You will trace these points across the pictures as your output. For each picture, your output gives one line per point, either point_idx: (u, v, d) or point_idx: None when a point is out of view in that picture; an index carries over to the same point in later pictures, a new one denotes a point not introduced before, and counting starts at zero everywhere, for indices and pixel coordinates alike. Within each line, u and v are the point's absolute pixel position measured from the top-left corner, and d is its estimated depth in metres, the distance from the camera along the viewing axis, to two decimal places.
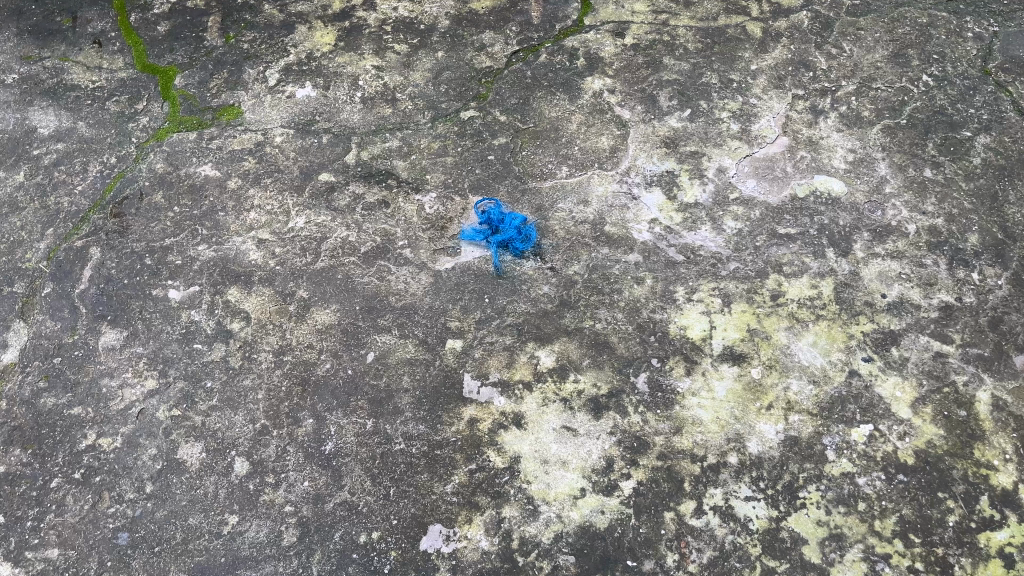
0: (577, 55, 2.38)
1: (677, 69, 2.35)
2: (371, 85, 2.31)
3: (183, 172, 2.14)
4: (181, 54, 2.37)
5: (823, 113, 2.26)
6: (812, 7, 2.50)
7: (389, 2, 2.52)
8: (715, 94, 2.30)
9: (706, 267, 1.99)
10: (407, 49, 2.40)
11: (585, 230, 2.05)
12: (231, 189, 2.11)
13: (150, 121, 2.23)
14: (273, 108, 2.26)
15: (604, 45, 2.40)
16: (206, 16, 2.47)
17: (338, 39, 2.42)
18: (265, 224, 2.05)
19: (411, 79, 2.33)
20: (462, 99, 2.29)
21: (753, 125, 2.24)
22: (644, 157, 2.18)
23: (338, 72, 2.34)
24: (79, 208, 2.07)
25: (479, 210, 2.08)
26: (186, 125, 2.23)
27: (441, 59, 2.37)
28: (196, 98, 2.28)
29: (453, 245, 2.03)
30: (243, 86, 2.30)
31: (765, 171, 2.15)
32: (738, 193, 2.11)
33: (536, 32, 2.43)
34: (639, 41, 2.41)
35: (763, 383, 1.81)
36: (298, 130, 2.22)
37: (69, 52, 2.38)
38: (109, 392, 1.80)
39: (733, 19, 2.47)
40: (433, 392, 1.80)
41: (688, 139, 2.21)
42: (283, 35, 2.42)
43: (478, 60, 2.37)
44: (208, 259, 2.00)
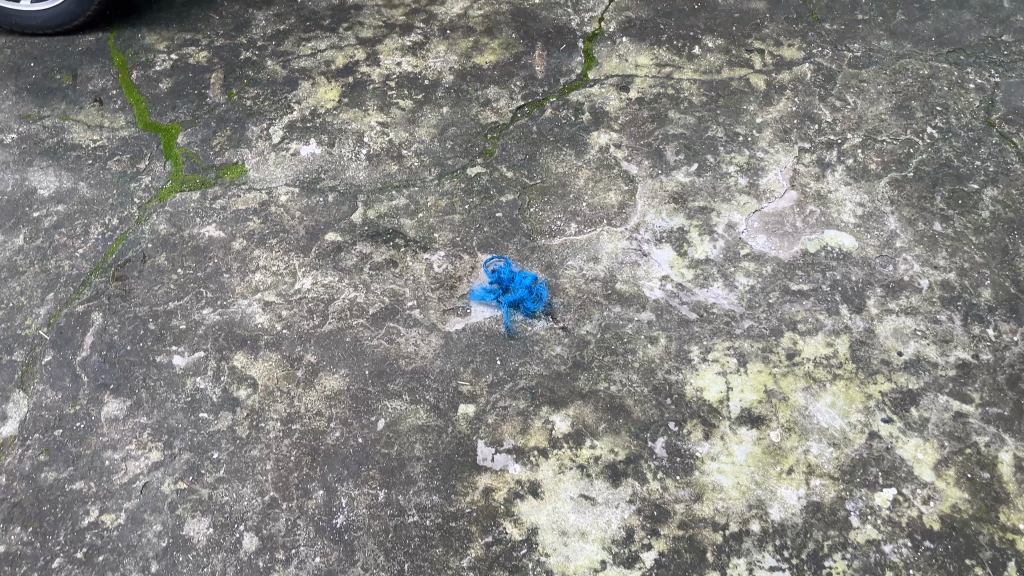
0: (582, 109, 2.37)
1: (682, 123, 2.34)
2: (376, 142, 2.29)
3: (187, 233, 2.10)
4: (184, 111, 2.35)
5: (830, 166, 2.26)
6: (814, 59, 2.49)
7: (392, 56, 2.49)
8: (721, 148, 2.29)
9: (720, 325, 1.96)
10: (411, 104, 2.37)
11: (596, 288, 2.02)
12: (235, 251, 2.08)
13: (153, 180, 2.20)
14: (277, 166, 2.24)
15: (610, 99, 2.39)
16: (208, 72, 2.43)
17: (341, 94, 2.39)
18: (271, 286, 2.02)
19: (416, 135, 2.31)
20: (468, 155, 2.27)
21: (761, 179, 2.23)
22: (653, 213, 2.16)
23: (343, 129, 2.32)
24: (81, 272, 2.03)
25: (488, 269, 2.05)
26: (189, 184, 2.20)
27: (446, 115, 2.35)
28: (198, 156, 2.25)
29: (462, 304, 1.99)
30: (246, 144, 2.28)
31: (775, 227, 2.14)
32: (749, 249, 2.09)
33: (541, 87, 2.42)
34: (644, 94, 2.40)
35: (783, 447, 1.78)
36: (303, 188, 2.20)
37: (69, 110, 2.34)
38: (112, 465, 1.74)
39: (737, 71, 2.46)
40: (447, 461, 1.76)
41: (696, 194, 2.20)
42: (286, 91, 2.39)
43: (483, 116, 2.35)
44: (213, 323, 1.96)
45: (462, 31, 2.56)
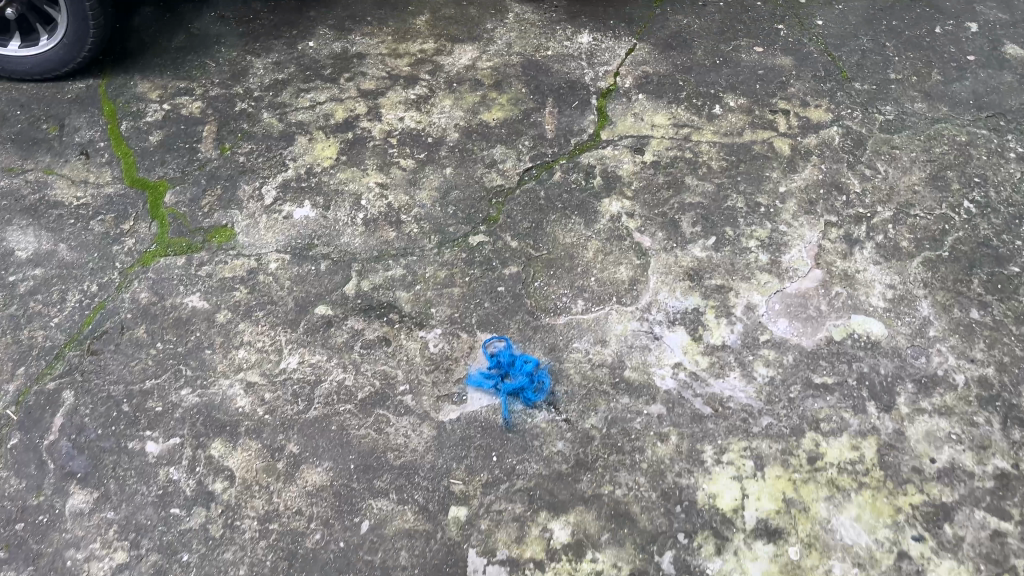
0: (594, 174, 2.23)
1: (700, 191, 2.20)
2: (375, 205, 2.17)
3: (169, 303, 1.98)
4: (173, 167, 2.23)
5: (858, 243, 2.10)
6: (843, 122, 2.34)
7: (395, 110, 2.36)
8: (742, 220, 2.14)
9: (736, 422, 1.81)
10: (413, 164, 2.24)
11: (603, 375, 1.87)
12: (219, 323, 1.95)
13: (137, 243, 2.09)
14: (268, 230, 2.11)
15: (623, 163, 2.25)
16: (201, 124, 2.32)
17: (339, 152, 2.26)
18: (255, 364, 1.89)
19: (417, 199, 2.18)
20: (471, 222, 2.14)
21: (784, 256, 2.08)
22: (667, 291, 2.01)
23: (339, 190, 2.19)
24: (55, 344, 1.91)
25: (487, 351, 1.91)
26: (175, 248, 2.08)
27: (449, 177, 2.22)
28: (186, 217, 2.14)
29: (458, 391, 1.85)
30: (237, 205, 2.16)
31: (797, 310, 1.98)
32: (769, 334, 1.94)
33: (550, 148, 2.28)
34: (659, 158, 2.26)
35: (803, 565, 1.60)
36: (295, 255, 2.07)
37: (54, 164, 2.23)
38: (74, 566, 1.60)
39: (760, 134, 2.32)
40: (434, 572, 1.59)
41: (713, 271, 2.05)
42: (281, 147, 2.27)
43: (489, 178, 2.22)
44: (191, 406, 1.83)
45: (470, 83, 2.42)
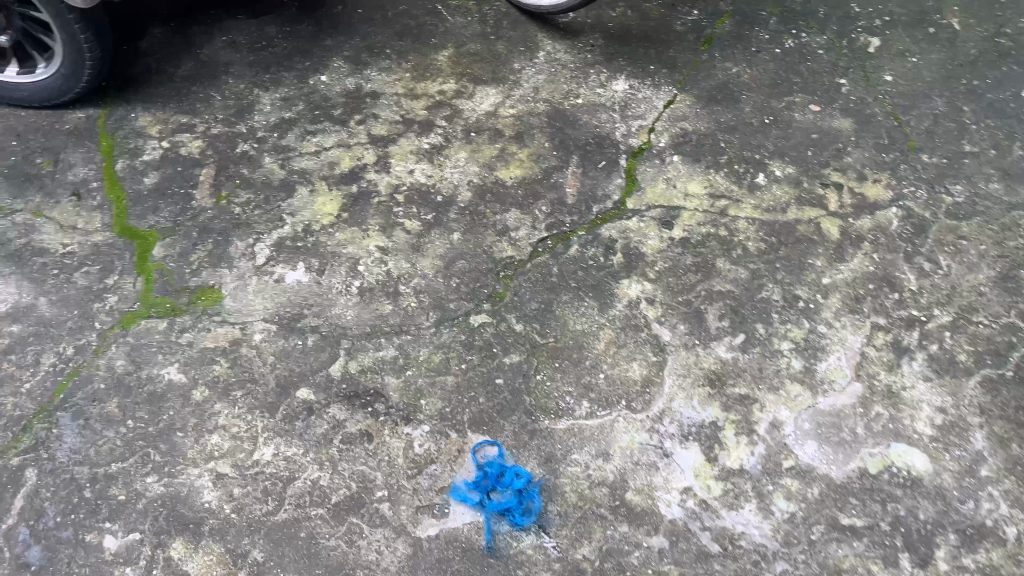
0: (614, 248, 2.02)
1: (732, 277, 1.97)
2: (372, 272, 1.99)
3: (145, 374, 1.85)
4: (165, 215, 2.10)
5: (908, 353, 1.86)
6: (904, 202, 2.08)
7: (405, 161, 2.18)
8: (775, 316, 1.91)
9: (746, 565, 1.59)
10: (419, 227, 2.06)
11: (601, 496, 1.68)
12: (195, 402, 1.82)
13: (119, 301, 1.96)
14: (256, 295, 1.97)
15: (648, 238, 2.03)
16: (199, 167, 2.18)
17: (341, 208, 2.09)
18: (227, 453, 1.75)
19: (419, 268, 2.00)
20: (475, 299, 1.95)
21: (820, 364, 1.85)
22: (682, 398, 1.80)
23: (336, 253, 2.02)
24: (23, 414, 1.80)
25: (477, 459, 1.73)
26: (158, 309, 1.95)
27: (456, 244, 2.03)
28: (173, 274, 2.00)
29: (440, 503, 1.68)
30: (228, 263, 2.02)
31: (829, 432, 1.76)
32: (794, 460, 1.73)
33: (570, 215, 2.07)
34: (690, 234, 2.04)
35: None
36: (282, 326, 1.92)
37: (44, 204, 2.11)
38: None
39: (806, 212, 2.07)
40: None
41: (737, 377, 1.83)
42: (280, 199, 2.11)
43: (498, 248, 2.03)
44: (156, 496, 1.70)
45: (489, 133, 2.23)
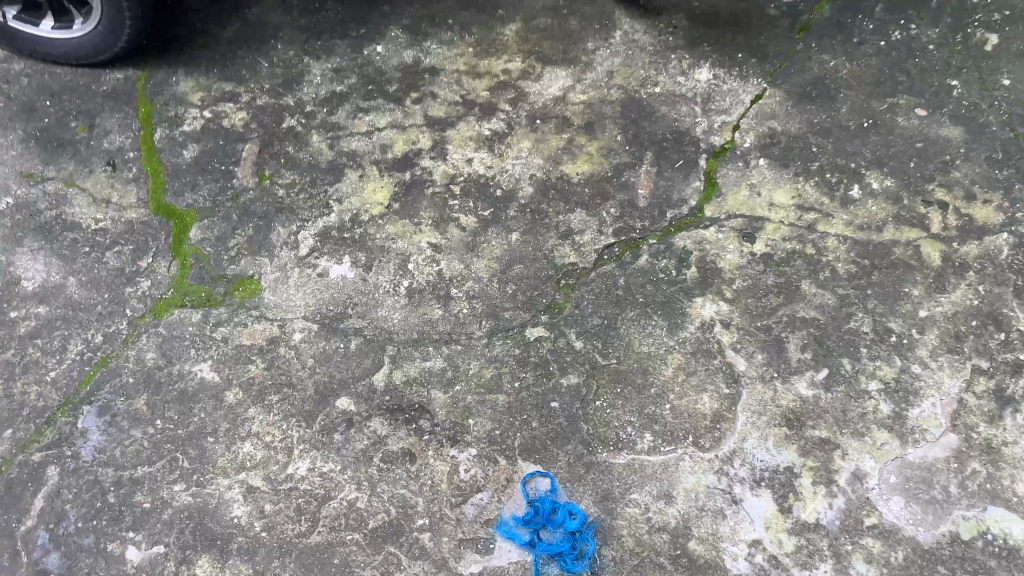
0: (688, 261, 1.83)
1: (817, 303, 1.78)
2: (423, 272, 1.84)
3: (176, 370, 1.73)
4: (204, 194, 1.95)
5: (1013, 404, 1.65)
6: (1017, 228, 1.84)
7: (463, 147, 2.00)
8: (864, 351, 1.72)
9: None
10: (475, 223, 1.89)
11: (661, 542, 1.54)
12: (228, 404, 1.70)
13: (152, 287, 1.83)
14: (297, 289, 1.82)
15: (727, 252, 1.85)
16: (242, 142, 2.03)
17: (392, 197, 1.93)
18: (260, 464, 1.64)
19: (473, 270, 1.84)
20: (532, 309, 1.80)
21: (912, 410, 1.66)
22: (756, 439, 1.64)
23: (385, 248, 1.87)
24: (47, 405, 1.70)
25: (526, 492, 1.59)
26: (192, 298, 1.82)
27: (514, 245, 1.87)
28: (210, 260, 1.86)
29: (485, 538, 1.56)
30: (268, 252, 1.87)
31: (918, 488, 1.57)
32: (876, 518, 1.56)
33: (641, 220, 1.89)
34: (773, 250, 1.84)
35: None
36: (324, 326, 1.78)
37: (77, 173, 1.98)
38: None
39: (905, 233, 1.85)
40: None
41: (818, 419, 1.66)
42: (327, 182, 1.96)
43: (560, 253, 1.86)
44: (183, 507, 1.59)
45: (556, 121, 2.04)
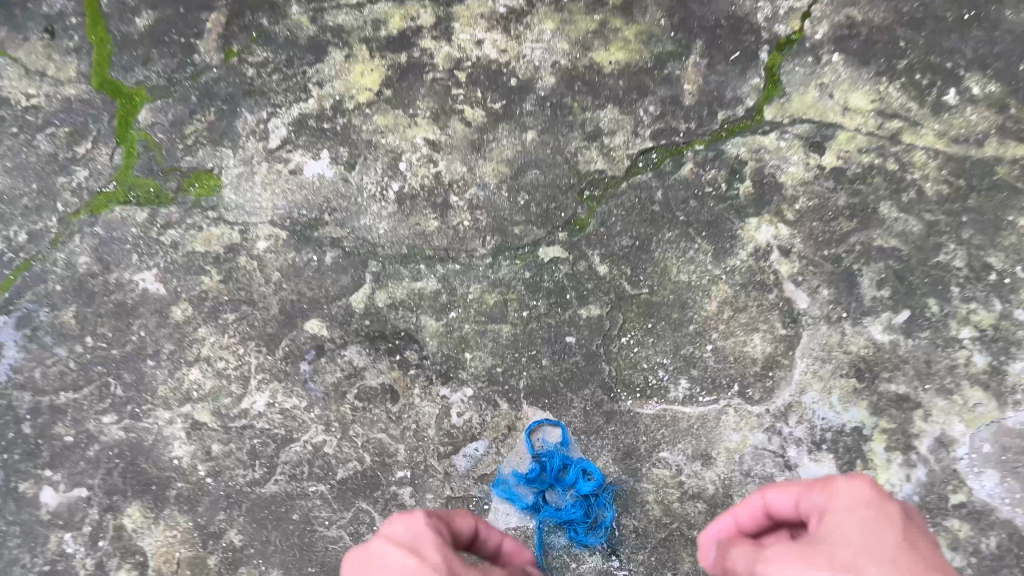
0: (743, 174, 1.48)
1: (899, 232, 1.43)
2: (416, 173, 1.50)
3: (112, 278, 1.43)
4: (159, 70, 1.57)
5: None
6: None
7: (472, 27, 1.56)
8: (957, 291, 1.38)
9: None
10: (482, 118, 1.53)
11: (697, 514, 1.30)
12: (173, 322, 1.40)
13: (90, 178, 1.51)
14: (267, 188, 1.50)
15: (789, 163, 1.48)
16: (207, 10, 1.58)
17: (384, 82, 1.55)
18: (209, 395, 1.35)
19: (477, 174, 1.50)
20: (547, 224, 1.47)
21: (1014, 364, 1.33)
22: (818, 392, 1.34)
23: (372, 142, 1.52)
24: None
25: (531, 447, 1.33)
26: (137, 193, 1.50)
27: (528, 146, 1.51)
28: (162, 150, 1.53)
29: (479, 498, 1.32)
30: (231, 142, 1.53)
31: (1016, 462, 1.28)
32: (965, 497, 1.29)
33: (685, 121, 1.51)
34: (847, 164, 1.48)
35: None
36: (294, 234, 1.47)
37: (7, 40, 1.57)
38: None
39: (1012, 150, 1.45)
40: None
41: (895, 370, 1.34)
42: (307, 62, 1.57)
43: (585, 157, 1.50)
44: (113, 443, 1.34)
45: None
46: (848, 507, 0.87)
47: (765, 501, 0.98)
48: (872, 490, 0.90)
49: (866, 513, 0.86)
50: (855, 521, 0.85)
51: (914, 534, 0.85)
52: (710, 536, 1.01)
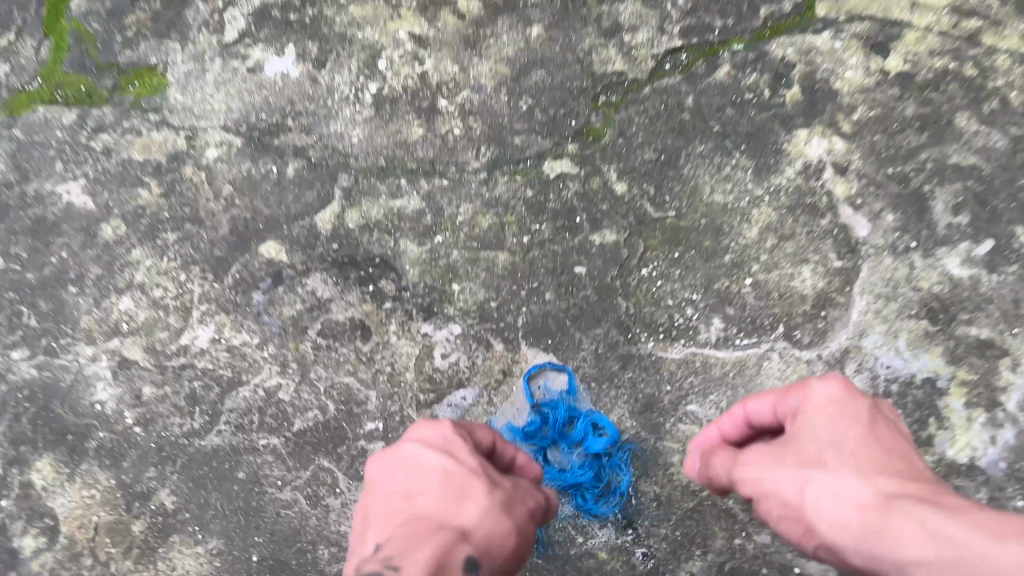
0: (791, 80, 1.20)
1: (983, 149, 1.15)
2: (396, 73, 1.23)
3: (32, 190, 1.21)
4: None
5: None
6: None
7: None
8: None
9: None
10: (476, 9, 1.24)
11: None
12: (101, 242, 1.17)
13: (11, 73, 1.26)
14: (219, 89, 1.23)
15: (847, 68, 1.20)
16: None
17: None
18: (141, 328, 1.12)
19: (471, 75, 1.22)
20: (554, 135, 1.20)
21: None
22: (881, 335, 1.10)
23: (343, 37, 1.24)
24: None
25: (531, 396, 1.10)
26: (65, 91, 1.24)
27: (532, 44, 1.23)
28: (96, 44, 1.25)
29: None
30: (178, 36, 1.25)
31: None
32: None
33: (721, 16, 1.21)
34: (919, 70, 1.18)
35: None
36: (250, 140, 1.22)
37: None
38: None
39: None
40: None
41: (976, 310, 1.10)
42: None
43: (601, 57, 1.22)
44: (23, 384, 1.13)
45: None
46: (813, 411, 0.78)
47: (745, 410, 0.86)
48: (841, 386, 0.80)
49: (828, 417, 0.76)
50: (817, 425, 0.76)
51: (883, 429, 0.76)
52: (696, 442, 0.92)
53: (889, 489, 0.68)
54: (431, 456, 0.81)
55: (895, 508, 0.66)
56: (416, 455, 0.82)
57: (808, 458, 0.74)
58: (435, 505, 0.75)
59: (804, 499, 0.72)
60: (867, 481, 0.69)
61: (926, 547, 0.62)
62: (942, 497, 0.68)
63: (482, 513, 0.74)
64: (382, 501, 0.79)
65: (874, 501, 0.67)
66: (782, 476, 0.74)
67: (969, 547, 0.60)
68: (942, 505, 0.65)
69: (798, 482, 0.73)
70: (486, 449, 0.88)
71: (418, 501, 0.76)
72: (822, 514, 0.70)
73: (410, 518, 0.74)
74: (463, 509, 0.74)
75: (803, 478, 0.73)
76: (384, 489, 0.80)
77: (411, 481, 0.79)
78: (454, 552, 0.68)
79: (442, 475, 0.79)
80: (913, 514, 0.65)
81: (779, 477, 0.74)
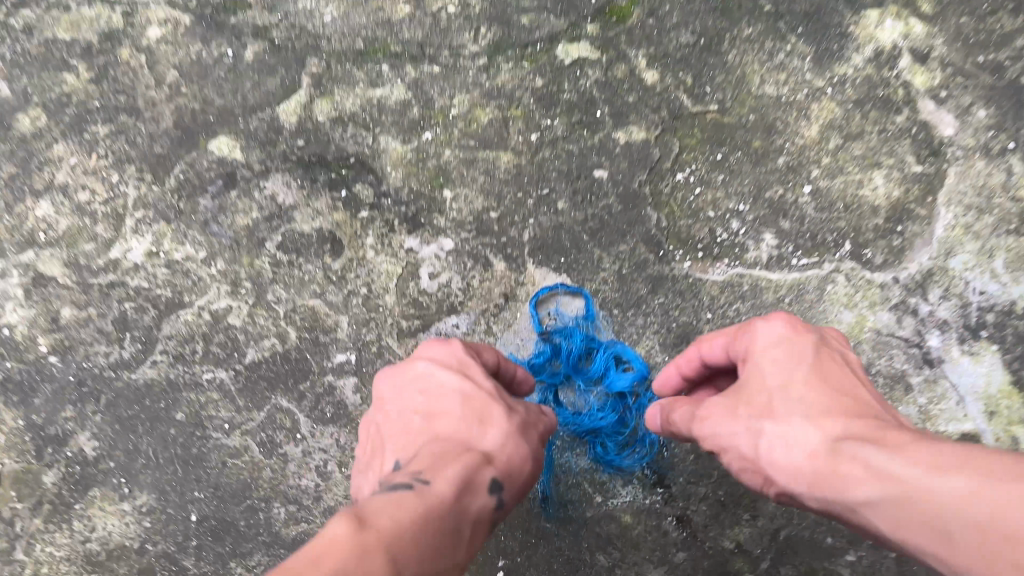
0: None
1: None
2: None
3: None
4: None
5: None
6: None
7: None
8: None
9: None
10: None
11: None
12: (19, 137, 0.96)
13: None
14: None
15: None
16: None
17: None
18: (62, 238, 0.92)
19: None
20: (570, 14, 0.98)
21: None
22: (972, 257, 0.88)
23: None
24: None
25: (539, 324, 0.89)
26: None
27: None
28: None
29: None
30: None
31: None
32: None
33: None
34: None
35: None
36: (201, 19, 1.00)
37: None
38: None
39: None
40: None
41: None
42: None
43: None
44: None
45: None
46: (754, 354, 0.64)
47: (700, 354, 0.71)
48: (784, 322, 0.66)
49: (767, 357, 0.64)
50: (759, 364, 0.64)
51: (837, 361, 0.64)
52: (659, 389, 0.76)
53: (843, 429, 0.56)
54: (446, 377, 0.69)
55: (846, 453, 0.54)
56: (431, 374, 0.70)
57: (758, 405, 0.62)
58: (453, 430, 0.66)
59: (757, 454, 0.60)
60: (817, 424, 0.57)
61: (874, 489, 0.51)
62: (902, 428, 0.56)
63: (505, 440, 0.65)
64: (394, 419, 0.69)
65: (825, 448, 0.55)
66: (729, 428, 0.63)
67: (930, 490, 0.48)
68: (896, 438, 0.53)
69: (749, 436, 0.61)
70: (492, 372, 0.73)
71: (433, 425, 0.67)
72: (778, 469, 0.58)
73: (427, 444, 0.65)
74: (482, 435, 0.65)
75: (753, 430, 0.61)
76: (395, 408, 0.69)
77: (428, 403, 0.68)
78: (477, 481, 0.60)
79: (458, 397, 0.68)
80: (860, 453, 0.53)
81: (727, 431, 0.63)
